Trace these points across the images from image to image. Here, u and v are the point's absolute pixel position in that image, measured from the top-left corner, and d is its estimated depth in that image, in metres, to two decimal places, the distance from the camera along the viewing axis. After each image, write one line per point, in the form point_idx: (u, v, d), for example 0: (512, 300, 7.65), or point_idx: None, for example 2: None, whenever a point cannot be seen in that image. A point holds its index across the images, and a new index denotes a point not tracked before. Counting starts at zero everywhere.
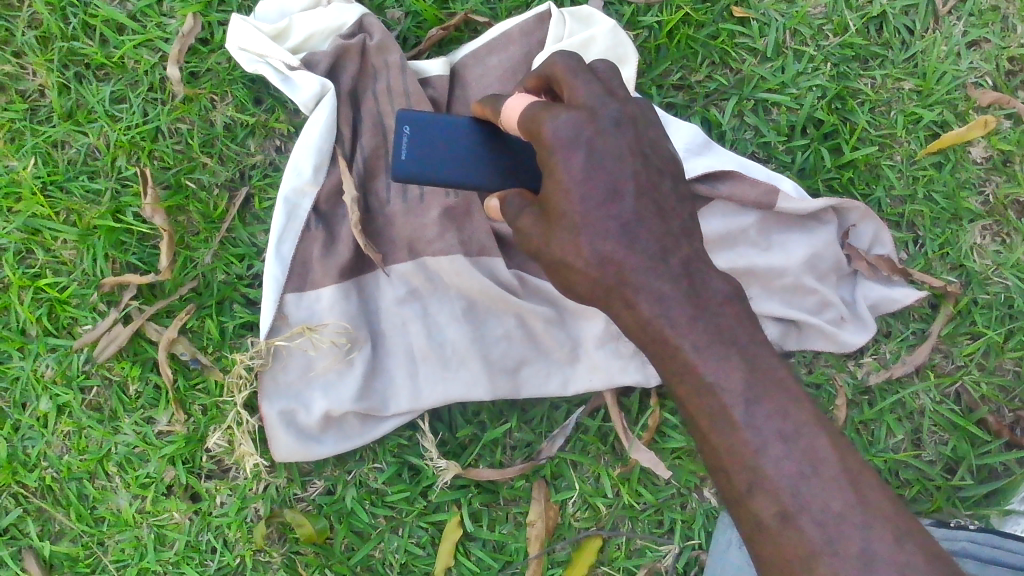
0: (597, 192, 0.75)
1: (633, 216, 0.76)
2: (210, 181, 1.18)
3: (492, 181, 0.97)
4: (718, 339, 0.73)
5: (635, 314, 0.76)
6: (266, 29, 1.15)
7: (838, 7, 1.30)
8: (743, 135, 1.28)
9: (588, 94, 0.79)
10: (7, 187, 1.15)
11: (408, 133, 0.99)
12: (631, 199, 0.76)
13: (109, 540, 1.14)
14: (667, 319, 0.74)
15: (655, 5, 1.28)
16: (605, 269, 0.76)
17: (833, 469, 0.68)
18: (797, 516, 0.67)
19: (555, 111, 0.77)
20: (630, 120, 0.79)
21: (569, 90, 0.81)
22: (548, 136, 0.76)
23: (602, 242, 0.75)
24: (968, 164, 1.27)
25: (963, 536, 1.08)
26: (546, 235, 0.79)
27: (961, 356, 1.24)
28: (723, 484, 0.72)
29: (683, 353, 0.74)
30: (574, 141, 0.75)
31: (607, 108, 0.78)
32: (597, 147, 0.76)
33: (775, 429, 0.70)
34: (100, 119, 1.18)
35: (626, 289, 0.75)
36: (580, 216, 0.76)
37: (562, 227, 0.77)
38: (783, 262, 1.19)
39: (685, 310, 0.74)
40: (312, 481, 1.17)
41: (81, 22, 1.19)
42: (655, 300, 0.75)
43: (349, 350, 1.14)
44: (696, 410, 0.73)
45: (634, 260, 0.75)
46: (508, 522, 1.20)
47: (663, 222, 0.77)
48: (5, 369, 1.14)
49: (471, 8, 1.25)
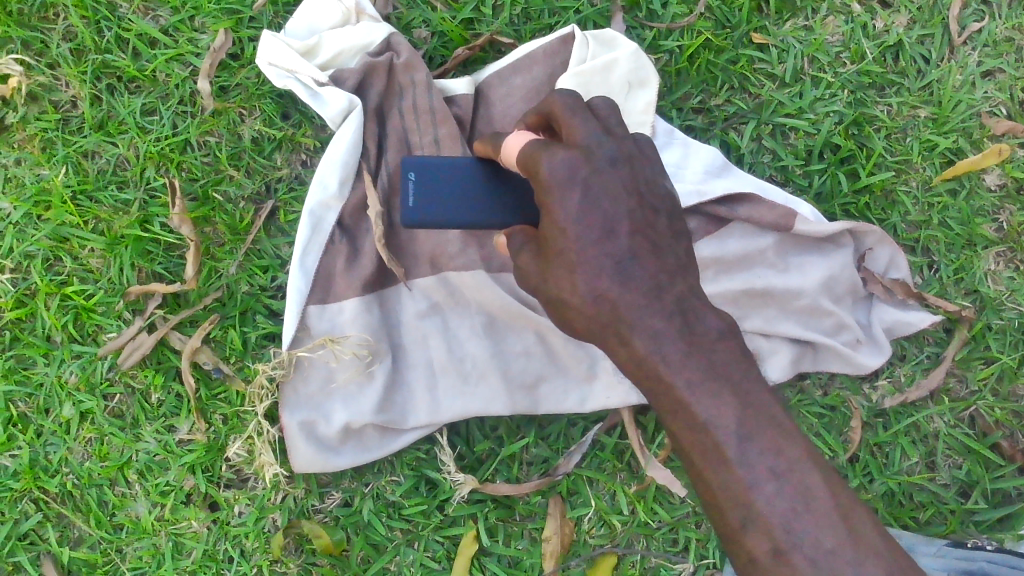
0: (592, 231, 0.75)
1: (627, 254, 0.76)
2: (237, 194, 1.20)
3: (507, 207, 0.99)
4: (712, 377, 0.74)
5: (631, 352, 0.76)
6: (296, 45, 1.17)
7: (856, 35, 1.32)
8: (761, 158, 1.30)
9: (585, 133, 0.80)
10: (38, 195, 1.17)
11: (413, 179, 1.00)
12: (625, 237, 0.76)
13: (127, 547, 1.15)
14: (659, 355, 0.75)
15: (676, 30, 1.31)
16: (600, 306, 0.76)
17: (824, 507, 0.69)
18: (790, 552, 0.68)
19: (552, 151, 0.78)
20: (626, 158, 0.80)
21: (567, 129, 0.81)
22: (546, 175, 0.77)
23: (598, 279, 0.75)
24: (983, 191, 1.29)
25: (981, 556, 1.10)
26: (543, 272, 0.79)
27: (975, 380, 1.25)
28: (716, 520, 0.73)
29: (676, 390, 0.74)
30: (570, 181, 0.76)
31: (603, 147, 0.79)
32: (593, 187, 0.76)
33: (768, 466, 0.70)
34: (131, 131, 1.19)
35: (620, 326, 0.76)
36: (578, 254, 0.76)
37: (560, 264, 0.77)
38: (800, 284, 1.20)
39: (677, 346, 0.75)
40: (330, 493, 1.18)
41: (115, 35, 1.21)
42: (650, 337, 0.75)
43: (370, 362, 1.15)
44: (689, 446, 0.74)
45: (629, 296, 0.75)
46: (523, 538, 1.20)
47: (658, 259, 0.77)
48: (30, 374, 1.15)
49: (496, 30, 1.28)
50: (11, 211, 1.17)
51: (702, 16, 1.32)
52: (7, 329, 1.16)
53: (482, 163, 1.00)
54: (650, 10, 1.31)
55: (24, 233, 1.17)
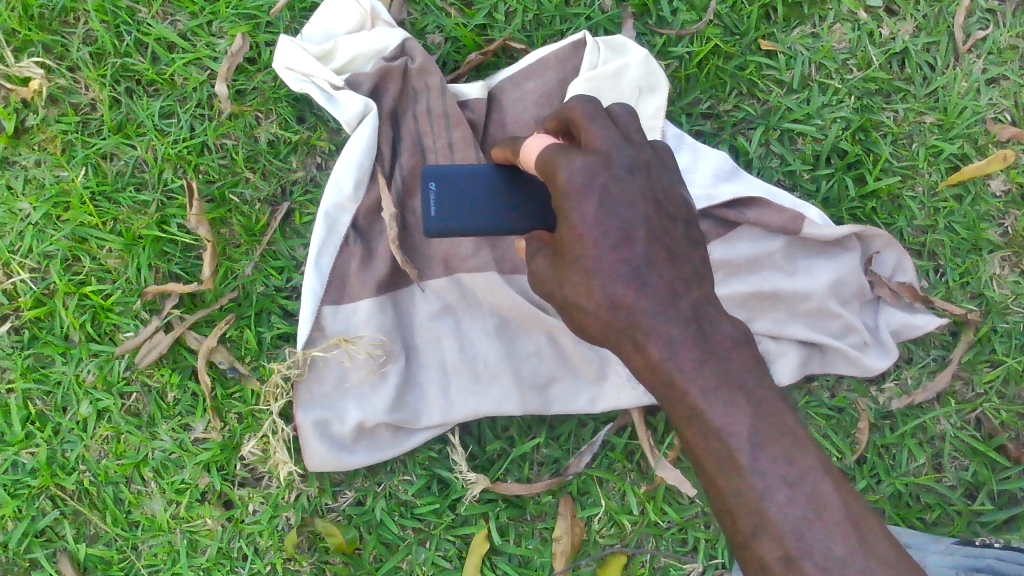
0: (609, 237, 0.77)
1: (643, 261, 0.77)
2: (253, 196, 1.21)
3: (521, 209, 1.00)
4: (726, 385, 0.74)
5: (645, 358, 0.77)
6: (312, 49, 1.19)
7: (862, 42, 1.34)
8: (770, 163, 1.32)
9: (603, 140, 0.81)
10: (58, 197, 1.19)
11: (434, 190, 1.02)
12: (641, 244, 0.77)
13: (143, 545, 1.16)
14: (675, 362, 0.75)
15: (686, 36, 1.33)
16: (616, 313, 0.77)
17: (836, 514, 0.70)
18: (801, 559, 0.69)
19: (570, 156, 0.78)
20: (642, 166, 0.81)
21: (586, 134, 0.82)
22: (563, 180, 0.77)
23: (616, 285, 0.76)
24: (988, 196, 1.31)
25: (989, 553, 1.11)
26: (558, 277, 0.80)
27: (981, 383, 1.26)
28: (727, 526, 0.73)
29: (690, 397, 0.74)
30: (588, 187, 0.77)
31: (620, 154, 0.80)
32: (610, 194, 0.77)
33: (779, 474, 0.71)
34: (149, 133, 1.21)
35: (637, 332, 0.76)
36: (594, 260, 0.77)
37: (576, 271, 0.78)
38: (808, 286, 1.22)
39: (691, 354, 0.75)
40: (343, 492, 1.19)
41: (135, 39, 1.23)
42: (665, 344, 0.76)
43: (384, 362, 1.17)
44: (701, 453, 0.74)
45: (644, 304, 0.76)
46: (534, 538, 1.21)
47: (674, 267, 0.78)
48: (49, 373, 1.17)
49: (509, 36, 1.30)
50: (31, 212, 1.19)
51: (712, 23, 1.34)
52: (27, 329, 1.18)
53: (499, 171, 1.01)
54: (660, 17, 1.33)
55: (44, 233, 1.19)
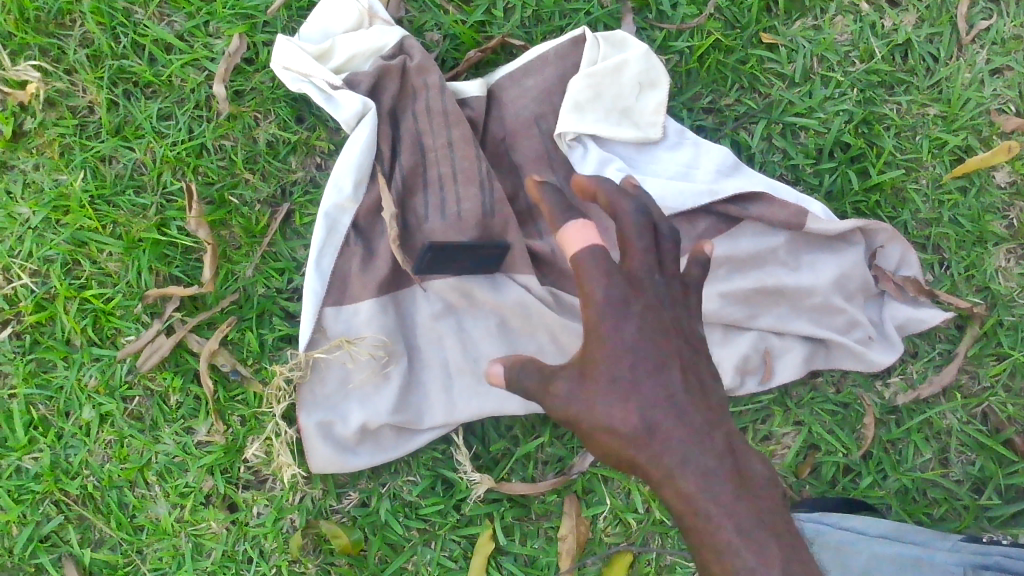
0: (646, 361, 0.75)
1: (679, 393, 0.75)
2: (252, 197, 1.21)
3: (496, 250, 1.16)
4: (759, 523, 0.72)
5: (675, 489, 0.73)
6: (310, 49, 1.18)
7: (865, 33, 1.33)
8: (772, 157, 1.31)
9: (643, 258, 0.78)
10: (57, 200, 1.18)
11: (429, 258, 1.12)
12: (676, 373, 0.76)
13: (148, 549, 1.16)
14: (709, 495, 0.72)
15: (686, 31, 1.32)
16: (650, 437, 0.74)
17: None
18: None
19: (611, 276, 0.76)
20: (677, 290, 0.79)
21: (625, 249, 0.78)
22: (599, 299, 0.76)
23: (656, 412, 0.74)
24: (992, 188, 1.30)
25: (997, 550, 1.06)
26: (587, 405, 0.75)
27: (987, 376, 1.25)
28: None
29: (725, 536, 0.71)
30: (624, 313, 0.76)
31: (658, 279, 0.78)
32: (646, 318, 0.76)
33: None
34: (148, 136, 1.20)
35: (666, 461, 0.73)
36: (632, 383, 0.75)
37: (609, 388, 0.75)
38: (812, 282, 1.21)
39: (727, 488, 0.73)
40: (347, 493, 1.19)
41: (132, 41, 1.22)
42: (701, 478, 0.73)
43: (386, 364, 1.16)
44: None
45: (679, 430, 0.74)
46: (539, 537, 1.21)
47: (705, 400, 0.77)
48: (51, 378, 1.16)
49: (508, 33, 1.29)
50: (30, 216, 1.18)
51: (712, 17, 1.32)
52: (27, 334, 1.17)
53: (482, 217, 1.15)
54: (660, 11, 1.32)
55: (43, 238, 1.18)
